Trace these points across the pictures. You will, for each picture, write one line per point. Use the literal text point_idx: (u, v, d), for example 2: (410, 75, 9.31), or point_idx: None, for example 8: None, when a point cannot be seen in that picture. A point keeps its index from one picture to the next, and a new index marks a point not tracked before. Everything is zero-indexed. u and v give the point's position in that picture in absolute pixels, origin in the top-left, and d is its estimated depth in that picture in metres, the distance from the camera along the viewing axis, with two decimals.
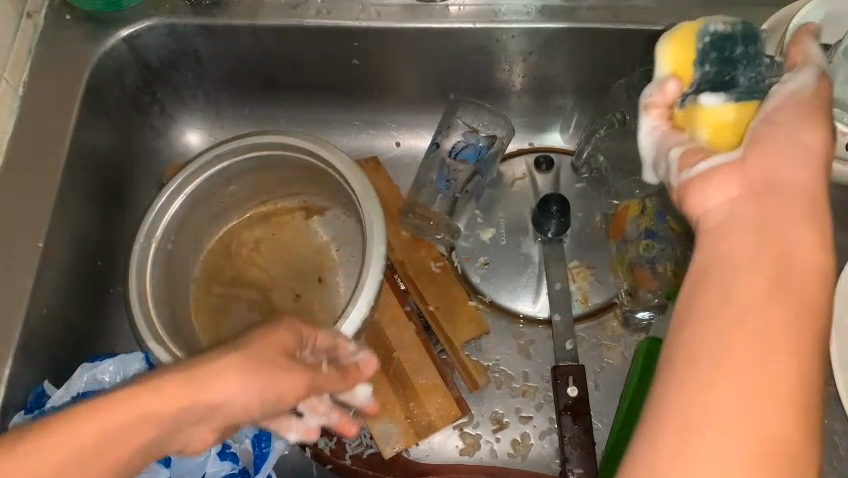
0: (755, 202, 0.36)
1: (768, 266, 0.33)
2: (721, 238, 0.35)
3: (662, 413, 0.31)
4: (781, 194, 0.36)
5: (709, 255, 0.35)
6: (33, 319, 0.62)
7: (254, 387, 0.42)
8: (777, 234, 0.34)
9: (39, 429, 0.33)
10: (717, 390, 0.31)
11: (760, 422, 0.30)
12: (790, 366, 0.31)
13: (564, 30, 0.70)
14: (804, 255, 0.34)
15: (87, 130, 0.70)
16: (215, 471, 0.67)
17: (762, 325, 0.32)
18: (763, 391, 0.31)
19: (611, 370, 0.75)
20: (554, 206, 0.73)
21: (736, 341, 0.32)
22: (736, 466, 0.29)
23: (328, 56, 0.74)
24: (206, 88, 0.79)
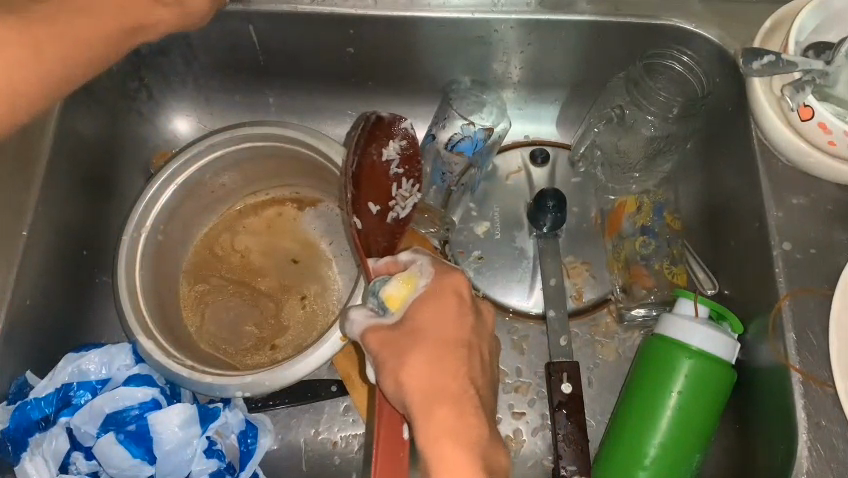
0: (446, 343, 0.51)
1: (445, 349, 0.51)
2: (430, 336, 0.51)
3: (417, 306, 0.53)
4: (443, 346, 0.51)
5: (424, 332, 0.51)
6: (14, 310, 0.60)
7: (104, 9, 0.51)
8: (442, 343, 0.51)
9: None
10: (430, 341, 0.51)
11: (441, 345, 0.51)
12: (464, 405, 0.48)
13: (562, 22, 0.69)
14: (456, 343, 0.51)
15: (73, 116, 0.68)
16: (200, 469, 0.65)
17: (447, 356, 0.50)
18: (436, 340, 0.51)
19: (605, 367, 0.74)
20: (550, 201, 0.72)
21: (433, 350, 0.50)
22: (428, 369, 0.49)
23: (321, 43, 0.72)
24: (196, 74, 0.77)
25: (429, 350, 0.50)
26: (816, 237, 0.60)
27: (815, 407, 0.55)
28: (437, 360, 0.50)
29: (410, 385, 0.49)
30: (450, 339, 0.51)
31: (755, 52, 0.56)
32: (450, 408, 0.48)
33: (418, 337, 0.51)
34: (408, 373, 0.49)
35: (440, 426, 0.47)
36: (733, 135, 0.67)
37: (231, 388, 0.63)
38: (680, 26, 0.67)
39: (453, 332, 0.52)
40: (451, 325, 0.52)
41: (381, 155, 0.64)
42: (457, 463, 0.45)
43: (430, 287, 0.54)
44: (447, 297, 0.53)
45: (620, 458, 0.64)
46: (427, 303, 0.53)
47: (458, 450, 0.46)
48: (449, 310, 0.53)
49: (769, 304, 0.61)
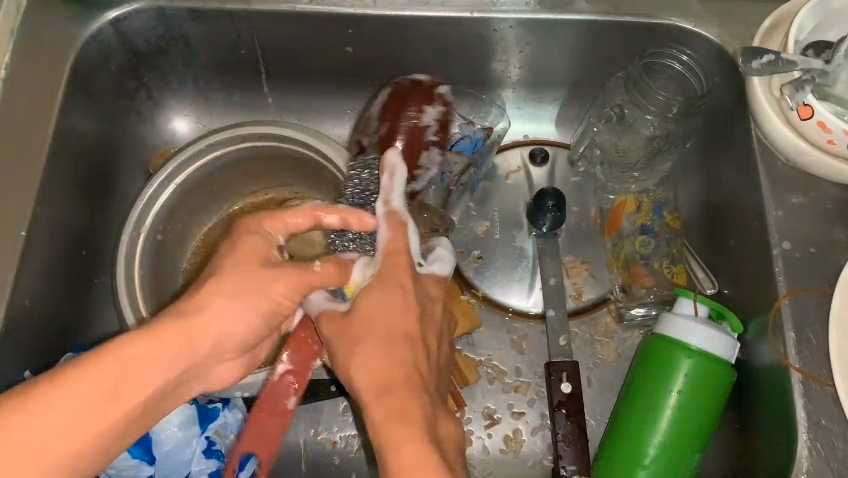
0: (388, 333, 0.52)
1: (391, 316, 0.53)
2: (371, 336, 0.52)
3: (358, 311, 0.54)
4: (386, 312, 0.53)
5: (368, 317, 0.53)
6: (14, 311, 0.60)
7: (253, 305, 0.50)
8: (385, 315, 0.53)
9: (47, 388, 0.40)
10: (368, 347, 0.52)
11: (387, 318, 0.53)
12: (407, 366, 0.51)
13: (561, 22, 0.69)
14: (402, 306, 0.54)
15: (72, 116, 0.68)
16: (199, 469, 0.65)
17: (392, 318, 0.53)
18: (380, 323, 0.53)
19: (604, 366, 0.74)
20: (550, 201, 0.72)
21: (378, 327, 0.53)
22: (375, 352, 0.52)
23: (320, 43, 0.72)
24: (196, 74, 0.77)
25: (374, 321, 0.53)
26: (815, 236, 0.60)
27: (815, 406, 0.55)
28: (383, 329, 0.53)
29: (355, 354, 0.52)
30: (394, 303, 0.54)
31: (754, 51, 0.56)
32: (393, 395, 0.49)
33: (362, 320, 0.53)
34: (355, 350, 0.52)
35: (373, 382, 0.50)
36: (732, 134, 0.67)
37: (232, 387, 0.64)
38: (679, 25, 0.67)
39: (395, 311, 0.53)
40: (395, 315, 0.53)
41: (420, 120, 0.69)
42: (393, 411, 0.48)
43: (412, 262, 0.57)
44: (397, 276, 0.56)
45: (619, 457, 0.64)
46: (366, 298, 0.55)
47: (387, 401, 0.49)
48: (392, 300, 0.54)
49: (769, 304, 0.61)
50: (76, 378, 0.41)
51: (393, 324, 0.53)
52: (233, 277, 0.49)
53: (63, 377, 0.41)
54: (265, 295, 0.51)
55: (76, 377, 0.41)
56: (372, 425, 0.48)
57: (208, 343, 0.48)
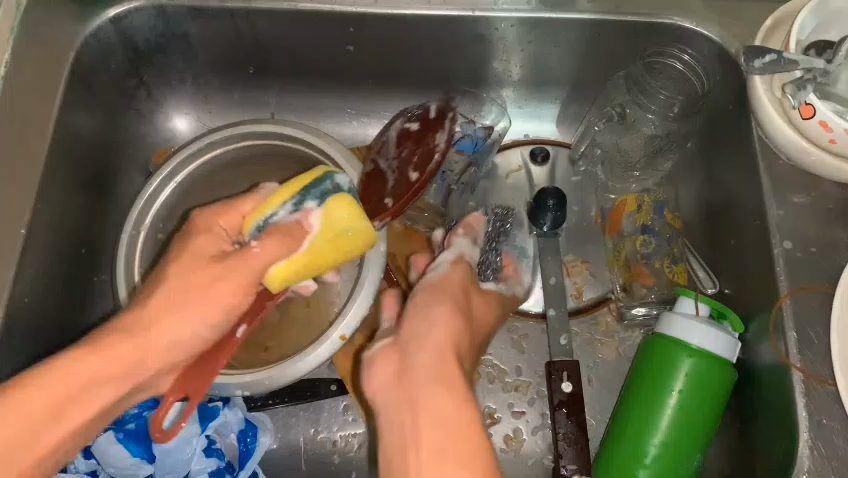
0: (440, 342, 0.53)
1: (446, 339, 0.53)
2: (421, 339, 0.53)
3: (410, 331, 0.55)
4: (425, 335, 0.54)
5: (417, 327, 0.55)
6: (14, 309, 0.60)
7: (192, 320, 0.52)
8: (427, 333, 0.54)
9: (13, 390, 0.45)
10: (420, 355, 0.51)
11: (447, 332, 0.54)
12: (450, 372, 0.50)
13: (563, 20, 0.68)
14: (448, 332, 0.54)
15: (71, 113, 0.68)
16: (199, 468, 0.65)
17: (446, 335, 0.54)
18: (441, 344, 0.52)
19: (604, 365, 0.74)
20: (551, 200, 0.72)
21: (437, 344, 0.52)
22: (431, 360, 0.50)
23: (320, 42, 0.72)
24: (196, 72, 0.77)
25: (440, 343, 0.53)
26: (816, 235, 0.60)
27: (816, 405, 0.55)
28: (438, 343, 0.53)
29: (412, 337, 0.54)
30: (443, 328, 0.54)
31: (758, 51, 0.57)
32: (443, 392, 0.48)
33: (408, 341, 0.54)
34: (413, 329, 0.55)
35: (434, 371, 0.50)
36: (732, 135, 0.68)
37: (230, 387, 0.64)
38: (680, 25, 0.67)
39: (446, 335, 0.54)
40: (442, 331, 0.54)
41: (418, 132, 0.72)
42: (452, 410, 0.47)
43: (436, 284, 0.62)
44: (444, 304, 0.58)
45: (620, 457, 0.64)
46: (426, 316, 0.56)
47: (451, 400, 0.47)
48: (444, 319, 0.56)
49: (770, 302, 0.61)
50: (43, 378, 0.46)
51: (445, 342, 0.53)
52: (176, 280, 0.52)
53: (31, 377, 0.45)
54: (212, 301, 0.52)
55: (38, 380, 0.45)
56: (406, 426, 0.48)
57: (156, 349, 0.51)
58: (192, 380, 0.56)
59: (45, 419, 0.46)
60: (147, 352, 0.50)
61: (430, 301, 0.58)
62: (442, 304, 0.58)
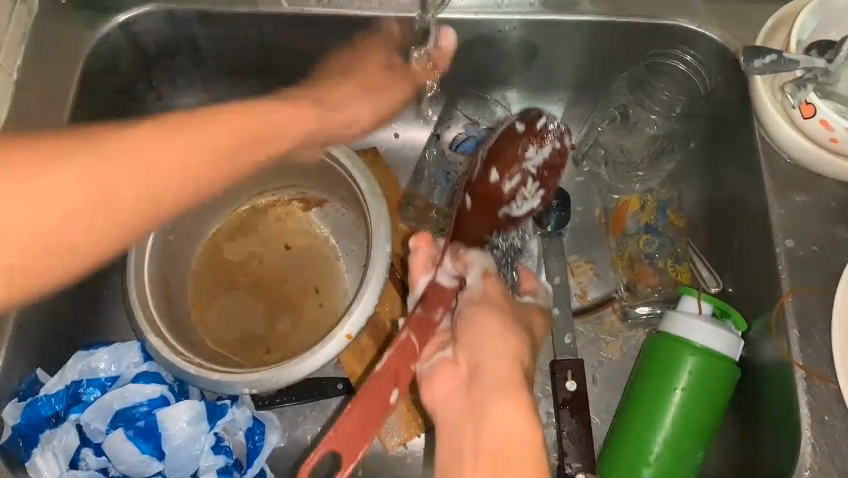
0: (505, 435, 0.50)
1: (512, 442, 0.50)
2: (489, 405, 0.52)
3: (490, 424, 0.51)
4: (493, 424, 0.51)
5: (483, 401, 0.53)
6: (25, 308, 0.61)
7: (167, 155, 0.55)
8: (500, 418, 0.51)
9: (148, 139, 0.54)
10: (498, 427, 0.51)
11: (509, 420, 0.51)
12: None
13: (567, 23, 0.69)
14: (516, 402, 0.52)
15: (82, 117, 0.69)
16: (208, 465, 0.65)
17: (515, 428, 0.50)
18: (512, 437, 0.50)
19: (608, 365, 0.75)
20: (555, 199, 0.74)
21: (511, 441, 0.50)
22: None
23: (327, 45, 0.73)
24: (204, 76, 0.78)
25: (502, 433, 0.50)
26: (819, 234, 0.61)
27: (818, 403, 0.55)
28: (510, 415, 0.51)
29: (493, 426, 0.51)
30: (506, 401, 0.52)
31: (757, 51, 0.56)
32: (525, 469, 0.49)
33: (484, 418, 0.52)
34: (491, 404, 0.52)
35: None
36: (734, 137, 0.68)
37: (237, 386, 0.64)
38: (683, 26, 0.67)
39: (514, 410, 0.51)
40: (504, 402, 0.52)
41: (523, 149, 0.66)
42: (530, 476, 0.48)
43: (472, 298, 0.61)
44: (492, 327, 0.58)
45: (623, 454, 0.64)
46: (496, 399, 0.52)
47: (522, 451, 0.49)
48: (495, 384, 0.54)
49: (772, 301, 0.61)
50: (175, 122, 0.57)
51: (520, 415, 0.51)
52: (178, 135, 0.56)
53: (46, 153, 0.49)
54: (171, 163, 0.56)
55: (164, 147, 0.55)
56: None
57: (163, 166, 0.55)
58: (355, 429, 0.53)
59: (91, 193, 0.51)
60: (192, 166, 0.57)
61: (471, 318, 0.59)
62: (489, 320, 0.59)
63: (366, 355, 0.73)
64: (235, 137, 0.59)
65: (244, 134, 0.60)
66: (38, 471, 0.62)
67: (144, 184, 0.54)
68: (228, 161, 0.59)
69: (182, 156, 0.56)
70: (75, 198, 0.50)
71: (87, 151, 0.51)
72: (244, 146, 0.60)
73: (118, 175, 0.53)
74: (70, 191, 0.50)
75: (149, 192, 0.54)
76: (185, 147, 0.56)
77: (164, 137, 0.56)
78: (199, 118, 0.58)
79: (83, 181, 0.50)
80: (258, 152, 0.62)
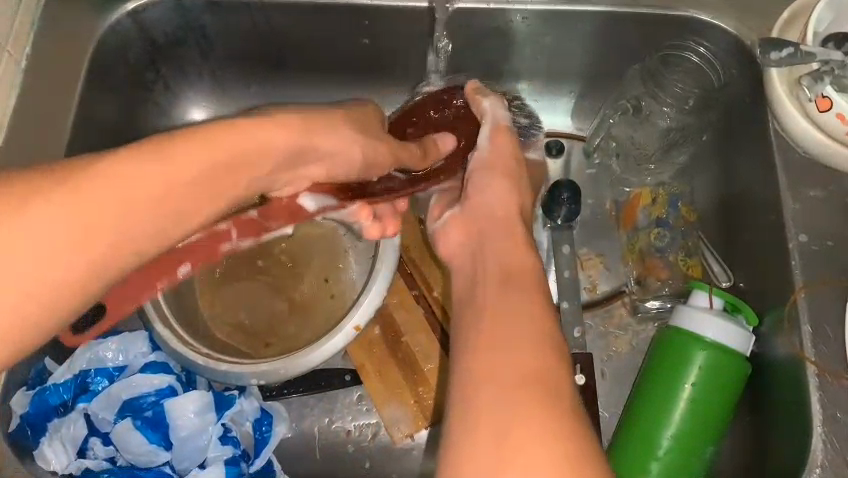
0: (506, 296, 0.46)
1: (518, 309, 0.45)
2: (502, 298, 0.46)
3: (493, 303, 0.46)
4: (512, 282, 0.47)
5: (493, 289, 0.47)
6: None
7: (166, 171, 0.44)
8: (503, 298, 0.45)
9: (144, 151, 0.43)
10: (504, 302, 0.45)
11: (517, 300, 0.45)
12: (528, 355, 0.41)
13: (579, 13, 0.68)
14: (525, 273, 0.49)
15: (91, 106, 0.69)
16: (215, 456, 0.65)
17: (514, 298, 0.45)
18: (512, 311, 0.44)
19: (618, 359, 0.74)
20: (565, 192, 0.74)
21: (508, 311, 0.44)
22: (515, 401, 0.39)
23: (336, 34, 0.73)
24: (212, 65, 0.78)
25: (508, 312, 0.44)
26: (834, 228, 0.60)
27: (830, 399, 0.55)
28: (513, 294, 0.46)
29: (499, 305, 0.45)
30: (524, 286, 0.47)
31: (776, 43, 0.56)
32: (529, 323, 0.43)
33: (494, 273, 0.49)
34: (500, 260, 0.50)
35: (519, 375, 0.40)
36: (747, 129, 0.68)
37: (245, 376, 0.66)
38: (697, 17, 0.67)
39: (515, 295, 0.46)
40: (519, 296, 0.46)
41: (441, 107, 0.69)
42: (523, 402, 0.39)
43: (486, 162, 0.62)
44: (501, 177, 0.61)
45: (630, 450, 0.64)
46: (501, 287, 0.47)
47: (527, 321, 0.43)
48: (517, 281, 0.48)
49: (784, 296, 0.61)
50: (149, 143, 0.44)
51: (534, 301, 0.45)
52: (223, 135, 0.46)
53: (97, 173, 0.41)
54: (161, 189, 0.44)
55: (136, 163, 0.42)
56: (476, 408, 0.39)
57: (140, 196, 0.42)
58: (132, 287, 0.63)
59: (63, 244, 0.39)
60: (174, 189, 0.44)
61: (483, 182, 0.61)
62: (501, 184, 0.60)
63: (374, 347, 0.73)
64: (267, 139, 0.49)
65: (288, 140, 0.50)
66: (46, 460, 0.60)
67: (145, 217, 0.43)
68: (243, 172, 0.49)
69: (189, 176, 0.45)
70: (86, 260, 0.40)
71: (102, 185, 0.41)
72: (259, 159, 0.49)
73: (120, 202, 0.42)
74: (64, 248, 0.39)
75: (147, 206, 0.43)
76: (190, 167, 0.45)
77: (161, 167, 0.43)
78: (218, 131, 0.46)
79: (99, 225, 0.41)
80: (296, 159, 0.53)
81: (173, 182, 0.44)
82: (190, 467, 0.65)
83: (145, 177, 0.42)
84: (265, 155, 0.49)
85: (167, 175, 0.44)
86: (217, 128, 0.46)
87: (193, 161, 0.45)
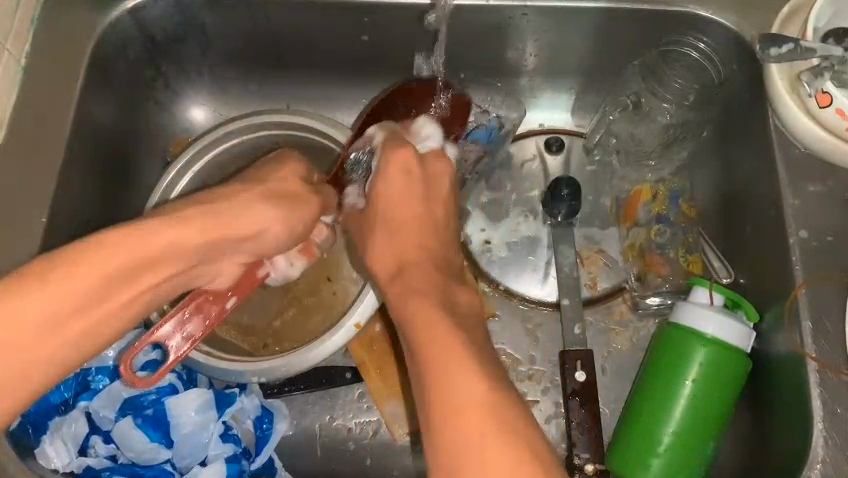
0: (449, 382, 0.43)
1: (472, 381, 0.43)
2: (456, 379, 0.43)
3: (435, 378, 0.44)
4: (450, 358, 0.44)
5: (430, 369, 0.44)
6: None
7: (57, 296, 0.41)
8: (444, 371, 0.44)
9: (28, 279, 0.41)
10: (449, 388, 0.43)
11: (463, 373, 0.43)
12: (492, 434, 0.41)
13: (579, 9, 0.68)
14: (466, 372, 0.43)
15: (91, 104, 0.69)
16: (216, 454, 0.65)
17: (461, 375, 0.43)
18: (460, 384, 0.43)
19: (619, 355, 0.74)
20: (565, 190, 0.72)
21: (448, 384, 0.43)
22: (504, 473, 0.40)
23: (336, 31, 0.73)
24: (212, 63, 0.78)
25: (449, 387, 0.43)
26: (834, 225, 0.60)
27: (831, 394, 0.55)
28: (459, 367, 0.43)
29: (436, 370, 0.44)
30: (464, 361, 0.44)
31: (775, 38, 0.56)
32: (486, 408, 0.42)
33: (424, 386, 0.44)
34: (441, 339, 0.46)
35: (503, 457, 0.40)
36: (747, 125, 0.67)
37: (246, 374, 0.66)
38: (697, 13, 0.66)
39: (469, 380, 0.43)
40: (461, 368, 0.43)
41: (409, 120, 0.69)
42: (505, 473, 0.40)
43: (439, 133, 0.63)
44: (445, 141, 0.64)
45: (629, 447, 0.64)
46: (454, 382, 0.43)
47: (490, 404, 0.42)
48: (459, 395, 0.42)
49: (785, 291, 0.61)
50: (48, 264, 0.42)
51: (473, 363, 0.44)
52: (137, 242, 0.45)
53: None
54: (66, 306, 0.42)
55: (25, 289, 0.40)
56: None
57: (30, 322, 0.40)
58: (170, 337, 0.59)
59: None
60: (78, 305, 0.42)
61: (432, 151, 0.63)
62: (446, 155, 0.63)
63: (375, 344, 0.74)
64: (180, 239, 0.47)
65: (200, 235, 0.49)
66: (48, 458, 0.60)
67: (53, 341, 0.42)
68: (159, 269, 0.47)
69: (78, 298, 0.42)
70: None
71: None
72: (157, 264, 0.47)
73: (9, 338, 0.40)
74: None
75: (41, 331, 0.41)
76: (86, 282, 0.42)
77: (50, 288, 0.41)
78: (107, 247, 0.43)
79: None
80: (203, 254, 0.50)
81: (72, 299, 0.42)
82: (192, 465, 0.65)
83: (27, 313, 0.40)
84: (169, 254, 0.47)
85: (61, 296, 0.41)
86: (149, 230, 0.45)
87: (90, 279, 0.43)
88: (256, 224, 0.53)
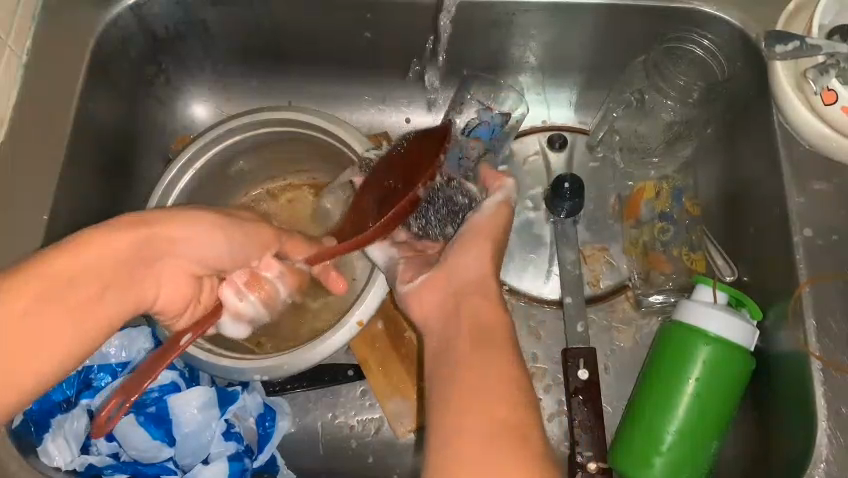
0: (475, 303, 0.52)
1: (487, 310, 0.51)
2: (474, 302, 0.52)
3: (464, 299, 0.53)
4: (479, 285, 0.54)
5: (461, 281, 0.55)
6: None
7: (22, 301, 0.43)
8: (470, 295, 0.53)
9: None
10: (471, 307, 0.51)
11: (489, 307, 0.51)
12: (495, 362, 0.46)
13: (582, 6, 0.68)
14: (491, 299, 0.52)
15: (92, 101, 0.68)
16: (218, 452, 0.65)
17: (483, 304, 0.51)
18: (482, 315, 0.50)
19: (622, 352, 0.74)
20: (567, 185, 0.71)
21: (468, 312, 0.51)
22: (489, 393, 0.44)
23: (338, 28, 0.73)
24: (214, 59, 0.77)
25: (478, 316, 0.50)
26: (838, 223, 0.60)
27: (835, 393, 0.55)
28: (479, 297, 0.52)
29: (465, 289, 0.54)
30: (491, 298, 0.52)
31: (780, 37, 0.55)
32: (497, 331, 0.49)
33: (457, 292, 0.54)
34: (471, 267, 0.56)
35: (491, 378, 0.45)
36: (749, 122, 0.67)
37: (249, 371, 0.66)
38: (701, 10, 0.66)
39: (489, 313, 0.50)
40: (486, 301, 0.51)
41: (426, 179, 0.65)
42: (495, 392, 0.44)
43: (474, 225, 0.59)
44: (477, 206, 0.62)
45: (630, 443, 0.64)
46: (480, 303, 0.52)
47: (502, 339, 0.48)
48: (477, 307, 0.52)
49: (789, 289, 0.60)
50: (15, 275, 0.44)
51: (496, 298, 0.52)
52: (90, 243, 0.47)
53: None
54: (33, 307, 0.44)
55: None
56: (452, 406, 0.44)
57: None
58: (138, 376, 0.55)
59: None
60: (49, 309, 0.44)
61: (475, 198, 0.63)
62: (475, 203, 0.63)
63: (377, 342, 0.73)
64: (105, 247, 0.47)
65: (129, 242, 0.48)
66: (50, 455, 0.59)
67: (38, 347, 0.44)
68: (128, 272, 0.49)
69: (41, 298, 0.44)
70: None
71: None
72: (120, 266, 0.48)
73: None
74: None
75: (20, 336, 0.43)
76: (45, 285, 0.44)
77: (8, 292, 0.43)
78: (62, 252, 0.45)
79: None
80: (159, 254, 0.51)
81: (39, 299, 0.44)
82: (194, 462, 0.65)
83: None
84: (123, 259, 0.48)
85: (26, 299, 0.44)
86: (87, 240, 0.47)
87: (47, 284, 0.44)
88: (190, 236, 0.53)
